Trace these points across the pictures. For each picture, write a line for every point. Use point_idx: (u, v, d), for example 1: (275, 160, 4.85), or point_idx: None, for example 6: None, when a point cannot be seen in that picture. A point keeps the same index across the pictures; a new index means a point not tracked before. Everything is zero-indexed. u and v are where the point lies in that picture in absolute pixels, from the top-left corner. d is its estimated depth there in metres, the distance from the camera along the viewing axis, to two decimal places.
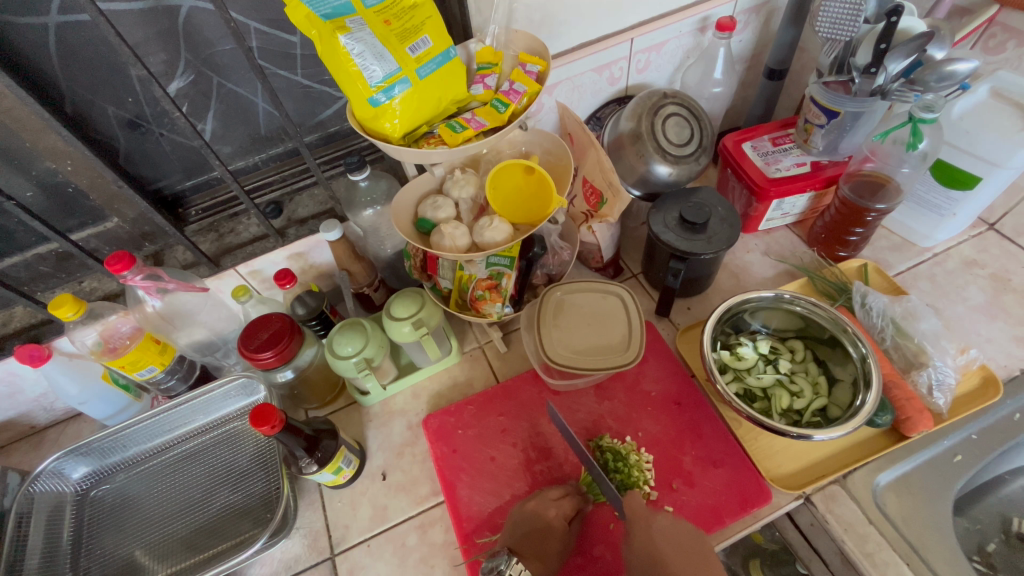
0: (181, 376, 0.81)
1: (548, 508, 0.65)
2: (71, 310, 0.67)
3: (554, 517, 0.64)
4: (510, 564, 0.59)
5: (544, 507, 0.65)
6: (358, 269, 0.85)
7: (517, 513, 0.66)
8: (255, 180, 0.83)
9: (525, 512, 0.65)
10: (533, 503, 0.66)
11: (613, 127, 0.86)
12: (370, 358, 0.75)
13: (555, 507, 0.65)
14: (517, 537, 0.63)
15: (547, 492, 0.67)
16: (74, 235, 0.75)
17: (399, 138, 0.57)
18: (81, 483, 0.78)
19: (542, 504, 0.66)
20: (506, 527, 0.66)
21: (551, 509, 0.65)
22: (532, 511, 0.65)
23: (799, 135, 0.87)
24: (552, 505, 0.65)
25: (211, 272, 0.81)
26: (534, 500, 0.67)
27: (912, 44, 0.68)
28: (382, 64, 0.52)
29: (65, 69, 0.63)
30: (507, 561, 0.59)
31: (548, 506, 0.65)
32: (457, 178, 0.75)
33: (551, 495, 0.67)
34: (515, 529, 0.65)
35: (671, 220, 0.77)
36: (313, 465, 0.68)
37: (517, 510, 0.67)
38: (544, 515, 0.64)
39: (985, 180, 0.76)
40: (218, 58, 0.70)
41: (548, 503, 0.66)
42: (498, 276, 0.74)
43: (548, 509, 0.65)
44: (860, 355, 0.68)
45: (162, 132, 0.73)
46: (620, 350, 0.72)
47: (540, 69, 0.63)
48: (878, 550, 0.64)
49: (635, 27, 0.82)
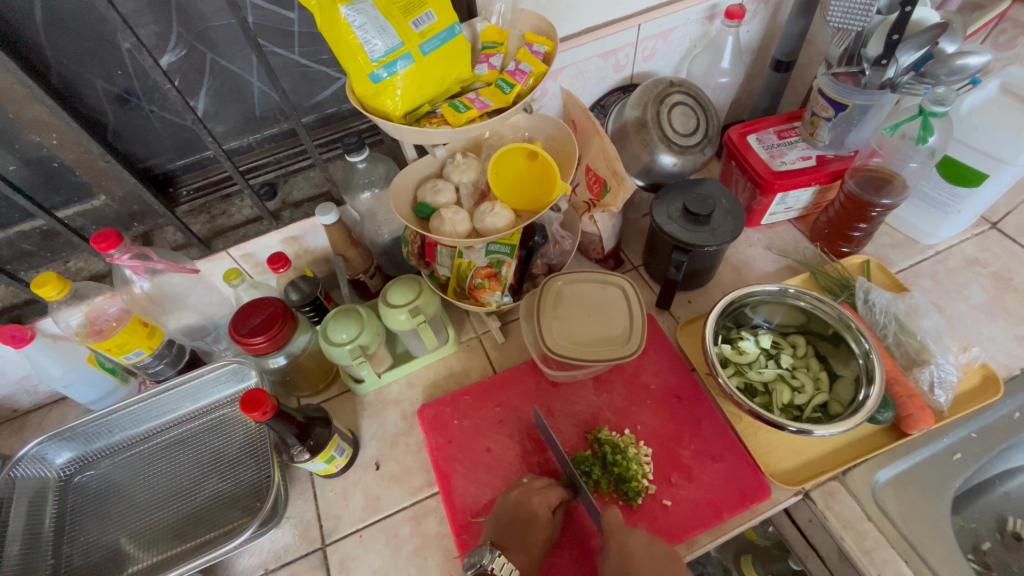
0: (169, 361, 0.78)
1: (532, 497, 0.64)
2: (55, 289, 0.65)
3: (537, 505, 0.63)
4: (492, 558, 0.56)
5: (527, 496, 0.64)
6: (354, 255, 0.82)
7: (501, 503, 0.65)
8: (251, 160, 0.81)
9: (508, 502, 0.64)
10: (516, 493, 0.65)
11: (618, 115, 0.85)
12: (365, 345, 0.73)
13: (539, 495, 0.64)
14: (499, 529, 0.62)
15: (531, 482, 0.66)
16: (60, 212, 0.72)
17: (400, 117, 0.56)
18: (65, 469, 0.76)
19: (525, 493, 0.65)
20: (490, 521, 0.64)
21: (535, 498, 0.64)
22: (515, 501, 0.64)
23: (805, 129, 0.86)
24: (536, 494, 0.64)
25: (202, 254, 0.79)
26: (517, 490, 0.65)
27: (925, 35, 0.66)
28: (384, 38, 0.50)
29: (51, 38, 0.60)
30: (490, 556, 0.57)
31: (532, 495, 0.64)
32: (458, 162, 0.73)
33: (536, 485, 0.66)
34: (498, 520, 0.63)
35: (675, 211, 0.76)
36: (305, 453, 0.66)
37: (501, 501, 0.65)
38: (528, 505, 0.63)
39: (991, 177, 0.75)
40: (212, 33, 0.67)
41: (532, 492, 0.65)
42: (498, 264, 0.73)
43: (531, 498, 0.64)
44: (863, 351, 0.68)
45: (152, 108, 0.70)
46: (621, 342, 0.70)
47: (547, 50, 0.62)
48: (876, 547, 0.63)
49: (641, 13, 0.80)
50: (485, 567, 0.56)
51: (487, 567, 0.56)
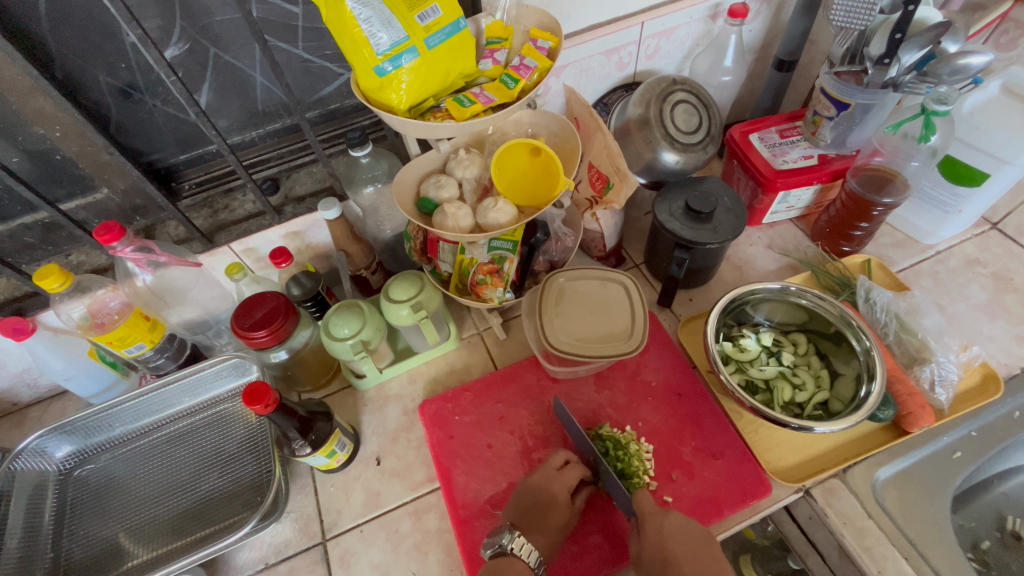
0: (170, 355, 0.78)
1: (553, 481, 0.64)
2: (57, 281, 0.65)
3: (558, 489, 0.63)
4: (512, 539, 0.59)
5: (547, 479, 0.64)
6: (356, 250, 0.82)
7: (519, 486, 0.65)
8: (254, 155, 0.81)
9: (528, 486, 0.65)
10: (537, 477, 0.65)
11: (621, 112, 0.85)
12: (367, 341, 0.73)
13: (559, 479, 0.64)
14: (518, 511, 0.63)
15: (551, 464, 0.66)
16: (62, 205, 0.72)
17: (404, 111, 0.56)
18: (64, 462, 0.76)
19: (545, 477, 0.65)
20: (509, 502, 0.65)
21: (555, 482, 0.64)
22: (535, 484, 0.64)
23: (807, 128, 0.87)
24: (556, 478, 0.65)
25: (205, 248, 0.79)
26: (536, 473, 0.66)
27: (928, 34, 0.66)
28: (390, 31, 0.51)
29: (55, 30, 0.60)
30: (508, 536, 0.59)
31: (552, 479, 0.64)
32: (461, 158, 0.73)
33: (556, 467, 0.66)
34: (516, 503, 0.64)
35: (677, 209, 0.76)
36: (306, 448, 0.66)
37: (520, 483, 0.66)
38: (547, 489, 0.63)
39: (992, 177, 0.76)
40: (216, 28, 0.67)
41: (552, 475, 0.65)
42: (500, 261, 0.73)
43: (552, 482, 0.64)
44: (864, 349, 0.68)
45: (155, 102, 0.70)
46: (623, 338, 0.70)
47: (551, 46, 0.62)
48: (877, 544, 0.63)
49: (645, 11, 0.80)
50: (503, 548, 0.59)
51: (507, 547, 0.58)
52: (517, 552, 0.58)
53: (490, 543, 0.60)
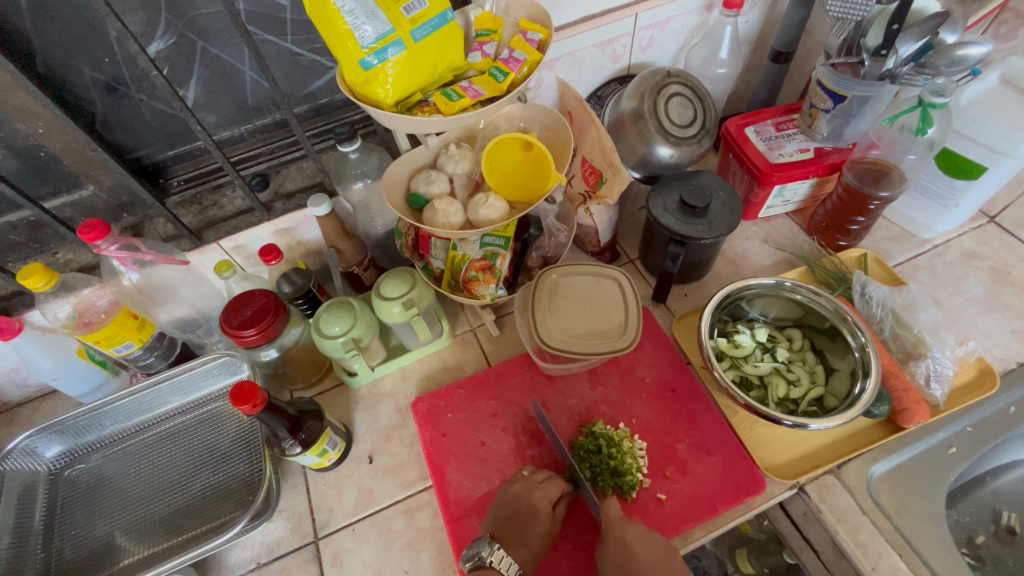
0: (160, 353, 0.78)
1: (534, 491, 0.64)
2: (41, 280, 0.64)
3: (539, 500, 0.63)
4: (492, 551, 0.57)
5: (528, 490, 0.64)
6: (347, 247, 0.82)
7: (501, 497, 0.65)
8: (241, 151, 0.79)
9: (509, 495, 0.64)
10: (518, 486, 0.65)
11: (614, 106, 0.84)
12: (359, 338, 0.73)
13: (540, 489, 0.64)
14: (498, 522, 0.62)
15: (532, 475, 0.66)
16: (47, 203, 0.71)
17: (392, 105, 0.55)
18: (55, 462, 0.75)
19: (526, 487, 0.64)
20: (490, 513, 0.64)
21: (536, 492, 0.63)
22: (516, 495, 0.64)
23: (804, 120, 0.85)
24: (537, 488, 0.64)
25: (193, 246, 0.77)
26: (518, 483, 0.65)
27: (924, 26, 0.66)
28: (375, 24, 0.50)
29: (36, 24, 0.59)
30: (489, 548, 0.57)
31: (534, 489, 0.64)
32: (451, 153, 0.71)
33: (537, 478, 0.65)
34: (498, 513, 0.63)
35: (671, 204, 0.75)
36: (296, 447, 0.65)
37: (501, 493, 0.65)
38: (528, 499, 0.63)
39: (991, 171, 0.75)
40: (202, 21, 0.66)
41: (533, 486, 0.64)
42: (493, 257, 0.73)
43: (532, 492, 0.63)
44: (860, 345, 0.67)
45: (142, 97, 0.69)
46: (617, 335, 0.70)
47: (542, 37, 0.61)
48: (871, 540, 0.63)
49: (639, 2, 0.79)
50: (484, 561, 0.57)
51: (486, 560, 0.57)
52: (496, 565, 0.56)
53: (470, 556, 0.58)
